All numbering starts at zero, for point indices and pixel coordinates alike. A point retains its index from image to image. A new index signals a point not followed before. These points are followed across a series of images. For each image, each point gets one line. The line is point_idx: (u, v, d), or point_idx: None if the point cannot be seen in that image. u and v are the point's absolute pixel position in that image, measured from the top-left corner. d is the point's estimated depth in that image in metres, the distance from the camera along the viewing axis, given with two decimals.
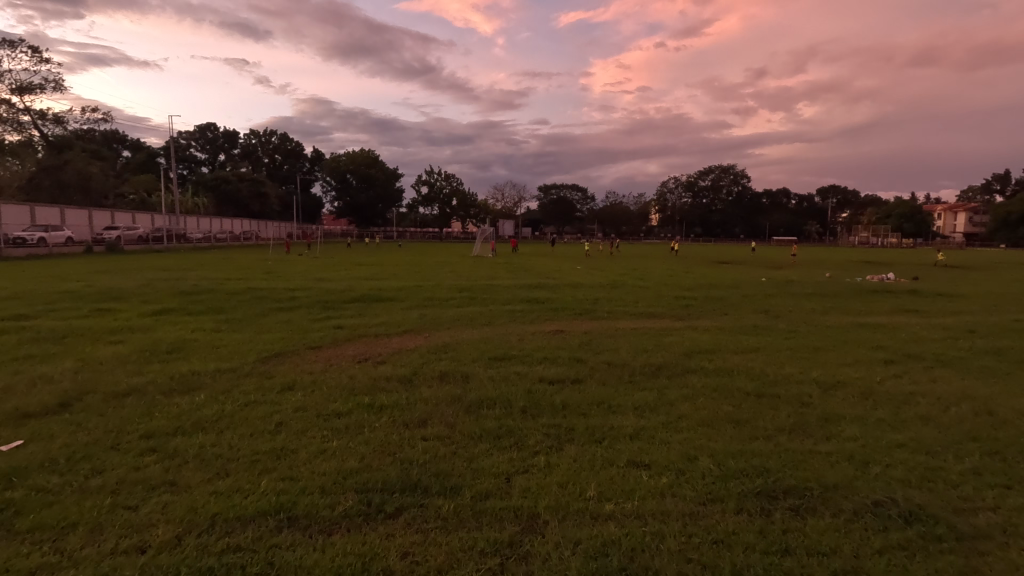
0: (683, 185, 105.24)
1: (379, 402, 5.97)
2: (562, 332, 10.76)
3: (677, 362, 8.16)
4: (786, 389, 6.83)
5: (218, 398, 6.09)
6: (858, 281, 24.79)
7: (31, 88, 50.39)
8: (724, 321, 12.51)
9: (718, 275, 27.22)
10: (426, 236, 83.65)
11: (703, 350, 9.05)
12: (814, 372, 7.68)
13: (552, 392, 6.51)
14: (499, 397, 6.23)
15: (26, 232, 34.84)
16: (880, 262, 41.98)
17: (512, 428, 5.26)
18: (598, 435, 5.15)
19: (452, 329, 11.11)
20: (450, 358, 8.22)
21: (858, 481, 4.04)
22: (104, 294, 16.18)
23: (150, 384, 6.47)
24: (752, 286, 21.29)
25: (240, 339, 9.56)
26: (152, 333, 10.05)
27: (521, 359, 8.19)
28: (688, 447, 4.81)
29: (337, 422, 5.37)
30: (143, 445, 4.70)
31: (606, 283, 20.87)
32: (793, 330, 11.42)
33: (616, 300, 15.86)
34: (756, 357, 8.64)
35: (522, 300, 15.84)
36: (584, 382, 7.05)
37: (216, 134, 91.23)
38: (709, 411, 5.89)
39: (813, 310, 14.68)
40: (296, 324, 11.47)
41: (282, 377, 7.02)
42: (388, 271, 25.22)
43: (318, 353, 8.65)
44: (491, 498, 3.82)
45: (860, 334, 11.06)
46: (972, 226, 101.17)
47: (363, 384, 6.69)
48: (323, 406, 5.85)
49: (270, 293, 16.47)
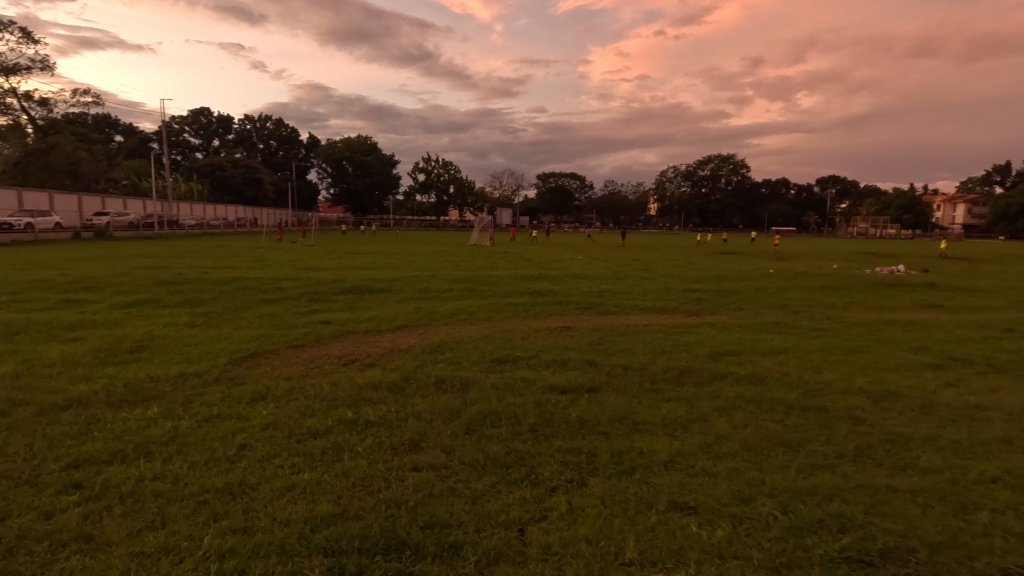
0: (682, 174, 104.06)
1: (364, 418, 5.06)
2: (568, 329, 9.86)
3: (702, 366, 7.26)
4: (832, 400, 5.97)
5: (173, 413, 5.15)
6: (868, 274, 23.93)
7: (17, 70, 48.68)
8: (742, 317, 11.64)
9: (724, 266, 26.31)
10: (423, 224, 82.44)
11: (726, 351, 8.19)
12: (858, 379, 6.82)
13: (565, 405, 5.61)
14: (505, 411, 5.35)
15: (12, 217, 33.69)
16: (886, 254, 41.19)
17: (522, 453, 4.40)
18: (626, 464, 4.27)
19: (448, 325, 10.21)
20: (446, 360, 7.31)
21: (967, 537, 3.19)
22: (77, 283, 15.15)
23: (97, 394, 5.55)
24: (762, 279, 20.40)
25: (213, 337, 8.59)
26: (118, 328, 9.09)
27: (528, 362, 7.28)
28: (740, 483, 3.92)
29: (311, 445, 4.47)
30: (65, 479, 3.79)
31: (610, 275, 20.01)
32: (819, 328, 10.54)
33: (622, 293, 14.99)
34: (786, 360, 7.79)
35: (523, 292, 14.90)
36: (601, 391, 6.16)
37: (210, 119, 89.61)
38: (750, 430, 5.03)
39: (832, 305, 13.81)
40: (279, 319, 10.51)
41: (253, 385, 6.10)
42: (383, 261, 24.25)
43: (299, 354, 7.70)
44: (500, 564, 2.96)
45: (892, 332, 10.20)
46: (971, 217, 100.78)
47: (347, 394, 5.78)
48: (297, 424, 4.94)
49: (255, 283, 15.51)
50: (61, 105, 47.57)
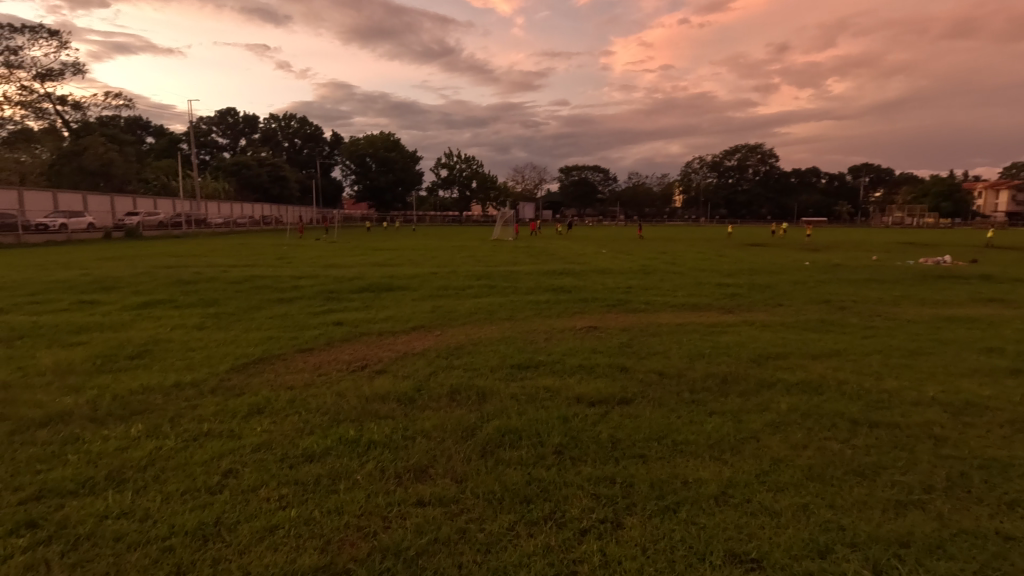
0: (709, 164, 101.98)
1: (367, 437, 4.49)
2: (594, 329, 9.21)
3: (745, 372, 6.51)
4: (902, 414, 5.19)
5: (158, 431, 4.65)
6: (913, 265, 22.56)
7: (52, 74, 49.91)
8: (783, 315, 10.77)
9: (756, 258, 25.25)
10: (446, 219, 82.48)
11: (771, 355, 7.39)
12: (930, 388, 5.97)
13: (595, 420, 4.95)
14: (526, 428, 4.72)
15: (46, 218, 34.34)
16: (927, 243, 39.24)
17: (547, 484, 3.79)
18: (669, 499, 3.60)
19: (467, 325, 9.65)
20: (463, 366, 6.72)
21: None
22: (96, 283, 15.04)
23: (80, 408, 5.09)
24: (798, 272, 19.29)
25: (219, 341, 8.14)
26: (124, 332, 8.73)
27: (551, 368, 6.63)
28: (811, 527, 3.24)
29: (303, 472, 3.91)
30: (19, 516, 3.30)
31: (638, 268, 19.28)
32: (870, 326, 9.65)
33: (650, 288, 14.24)
34: (841, 364, 6.97)
35: (547, 289, 14.20)
36: (634, 403, 5.48)
37: (236, 119, 90.88)
38: (812, 453, 4.31)
39: (881, 300, 12.77)
40: (291, 319, 10.07)
41: (252, 396, 5.60)
42: (404, 256, 23.93)
43: (305, 359, 7.18)
44: None
45: (954, 330, 9.25)
46: (1015, 204, 96.07)
47: (352, 408, 5.22)
48: (291, 445, 4.39)
49: (272, 281, 15.18)
50: (94, 108, 48.62)
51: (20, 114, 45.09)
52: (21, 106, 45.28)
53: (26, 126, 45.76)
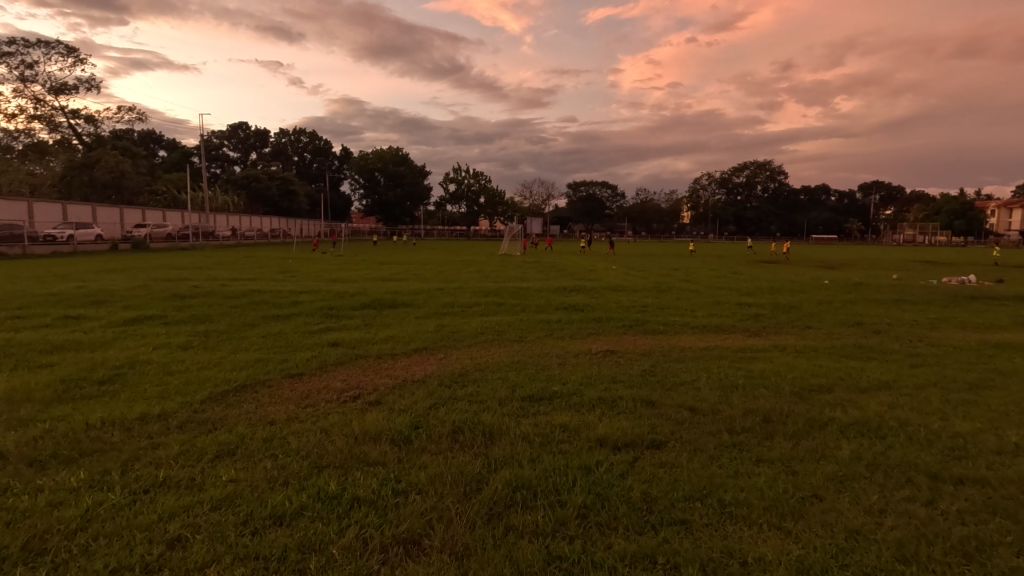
0: (717, 181, 101.31)
1: (350, 493, 3.72)
2: (612, 354, 8.43)
3: (792, 409, 5.68)
4: (989, 467, 4.35)
5: (103, 480, 3.90)
6: (938, 285, 21.41)
7: (66, 89, 50.13)
8: (815, 339, 9.92)
9: (773, 276, 24.27)
10: (453, 234, 82.01)
11: (815, 387, 6.56)
12: (1010, 432, 5.14)
13: (623, 471, 4.15)
14: (541, 482, 3.93)
15: (54, 229, 34.07)
16: (946, 263, 37.89)
17: (571, 566, 3.01)
18: None
19: (474, 347, 8.91)
20: (469, 398, 5.95)
21: None
22: (87, 297, 14.37)
23: (20, 448, 4.35)
24: (820, 291, 18.33)
25: (201, 363, 7.43)
26: (101, 351, 8.05)
27: (568, 403, 5.82)
28: None
29: (267, 541, 3.15)
30: None
31: (652, 286, 18.42)
32: (915, 353, 8.80)
33: (668, 307, 13.44)
34: (896, 400, 6.12)
35: (557, 307, 13.45)
36: (667, 448, 4.68)
37: (247, 133, 91.35)
38: (894, 521, 3.49)
39: (917, 323, 11.88)
40: (284, 339, 9.36)
41: (226, 432, 4.86)
42: (411, 271, 23.27)
43: (292, 387, 6.41)
44: None
45: (1010, 359, 8.38)
46: None
47: (337, 451, 4.47)
48: (258, 501, 3.63)
49: (271, 297, 14.46)
50: (106, 121, 48.79)
51: (34, 127, 45.43)
52: (37, 119, 45.61)
53: (41, 140, 46.02)
